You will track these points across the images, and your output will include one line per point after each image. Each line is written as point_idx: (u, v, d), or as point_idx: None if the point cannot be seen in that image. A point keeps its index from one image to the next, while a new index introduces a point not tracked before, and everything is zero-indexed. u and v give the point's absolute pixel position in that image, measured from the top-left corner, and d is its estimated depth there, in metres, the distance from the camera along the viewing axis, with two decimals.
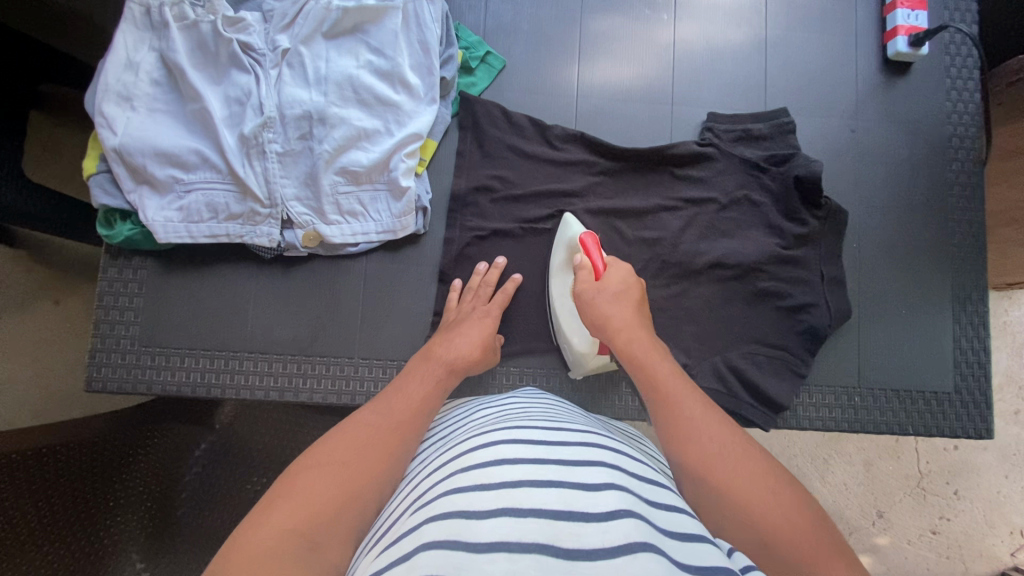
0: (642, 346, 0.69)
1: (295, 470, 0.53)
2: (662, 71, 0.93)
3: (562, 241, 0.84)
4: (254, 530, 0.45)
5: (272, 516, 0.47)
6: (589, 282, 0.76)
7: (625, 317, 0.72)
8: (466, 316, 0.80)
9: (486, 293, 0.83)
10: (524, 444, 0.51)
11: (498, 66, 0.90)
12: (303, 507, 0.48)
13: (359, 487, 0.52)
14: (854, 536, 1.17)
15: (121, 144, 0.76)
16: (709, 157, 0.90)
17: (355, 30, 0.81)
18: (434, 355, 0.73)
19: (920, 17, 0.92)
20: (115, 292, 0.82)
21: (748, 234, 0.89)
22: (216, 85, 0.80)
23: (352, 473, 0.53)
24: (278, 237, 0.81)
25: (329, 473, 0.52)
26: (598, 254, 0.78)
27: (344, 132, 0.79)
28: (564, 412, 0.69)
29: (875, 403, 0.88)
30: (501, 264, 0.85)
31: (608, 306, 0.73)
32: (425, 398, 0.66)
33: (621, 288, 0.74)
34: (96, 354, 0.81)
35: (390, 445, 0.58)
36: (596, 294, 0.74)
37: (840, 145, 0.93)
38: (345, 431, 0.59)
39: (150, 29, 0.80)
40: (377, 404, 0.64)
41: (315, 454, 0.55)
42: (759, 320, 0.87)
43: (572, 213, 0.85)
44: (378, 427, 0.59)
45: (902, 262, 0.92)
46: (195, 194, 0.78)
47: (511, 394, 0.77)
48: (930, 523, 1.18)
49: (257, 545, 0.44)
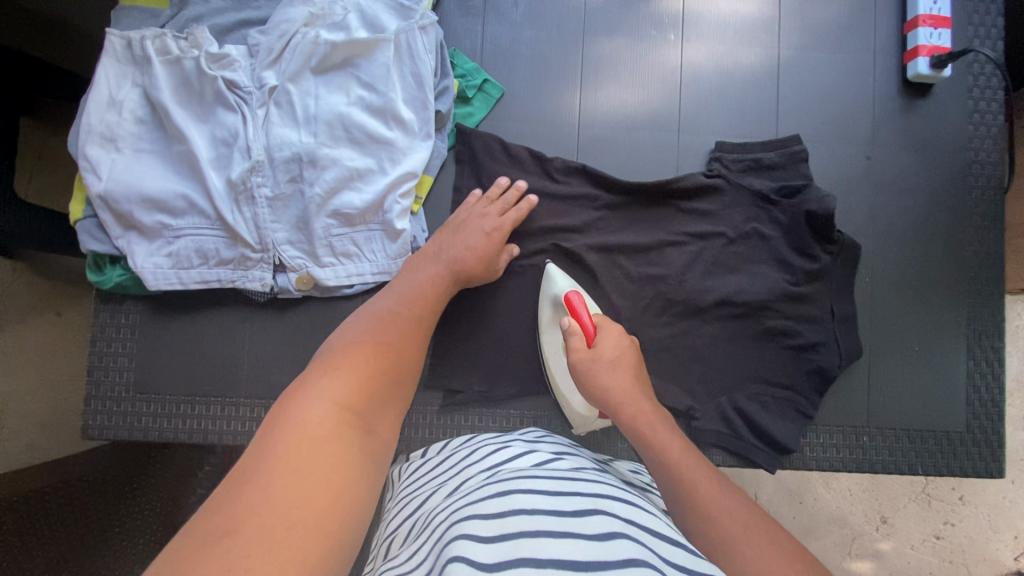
0: (645, 419, 0.68)
1: (324, 362, 0.59)
2: (669, 96, 0.88)
3: (547, 295, 0.82)
4: (304, 403, 0.52)
5: (319, 391, 0.54)
6: (583, 349, 0.74)
7: (624, 384, 0.71)
8: (471, 220, 0.79)
9: (500, 206, 0.81)
10: (543, 494, 0.54)
11: (496, 95, 0.86)
12: (346, 384, 0.56)
13: (388, 380, 0.61)
14: (858, 541, 1.16)
15: (107, 190, 0.74)
16: (717, 189, 0.86)
17: (344, 63, 0.77)
18: (434, 255, 0.76)
19: (943, 36, 0.87)
20: (108, 337, 0.81)
21: (755, 270, 0.86)
22: (201, 123, 0.77)
23: (381, 362, 0.62)
24: (270, 282, 0.78)
25: (361, 364, 0.59)
26: (586, 314, 0.76)
27: (335, 174, 0.76)
28: (571, 459, 0.72)
29: (885, 443, 0.86)
30: (522, 187, 0.82)
31: (606, 375, 0.71)
32: (435, 304, 0.74)
33: (616, 354, 0.73)
34: (91, 402, 0.80)
35: (410, 342, 0.67)
36: (592, 363, 0.72)
37: (855, 174, 0.88)
38: (366, 330, 0.65)
39: (132, 63, 0.77)
40: (392, 297, 0.71)
41: (341, 350, 0.61)
42: (767, 359, 0.85)
43: (552, 264, 0.83)
44: (396, 329, 0.67)
45: (918, 295, 0.88)
46: (184, 240, 0.76)
47: (515, 435, 0.79)
48: (934, 528, 1.17)
49: (312, 415, 0.51)
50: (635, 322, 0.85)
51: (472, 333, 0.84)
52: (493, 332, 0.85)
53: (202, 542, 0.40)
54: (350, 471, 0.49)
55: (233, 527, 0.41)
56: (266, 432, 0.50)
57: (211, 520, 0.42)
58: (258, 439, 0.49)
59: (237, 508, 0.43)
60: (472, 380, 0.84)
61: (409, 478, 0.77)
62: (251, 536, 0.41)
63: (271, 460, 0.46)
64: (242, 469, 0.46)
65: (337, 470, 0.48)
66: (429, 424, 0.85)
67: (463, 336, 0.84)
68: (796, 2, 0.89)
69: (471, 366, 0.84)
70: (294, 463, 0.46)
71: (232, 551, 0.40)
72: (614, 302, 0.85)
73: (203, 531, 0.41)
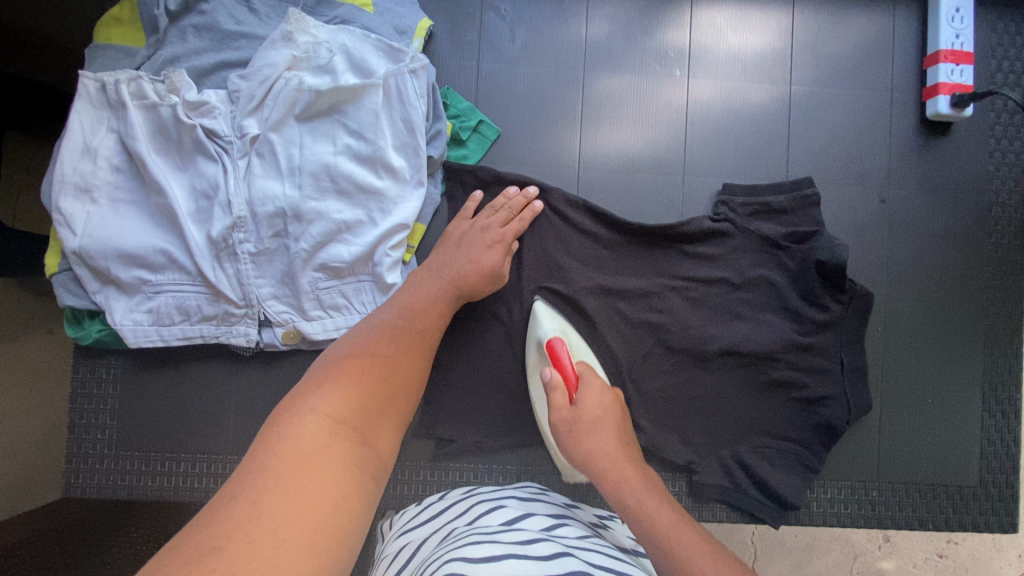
0: (629, 483, 0.63)
1: (321, 371, 0.55)
2: (673, 135, 0.84)
3: (532, 341, 0.78)
4: (298, 417, 0.49)
5: (315, 402, 0.51)
6: (565, 407, 0.68)
7: (608, 451, 0.65)
8: (471, 232, 0.75)
9: (503, 216, 0.77)
10: (535, 559, 0.52)
11: (492, 136, 0.82)
12: (344, 395, 0.53)
13: (389, 390, 0.58)
14: (859, 561, 1.00)
15: (82, 245, 0.70)
16: (723, 234, 0.82)
17: (330, 110, 0.73)
18: (438, 270, 0.71)
19: (965, 72, 0.82)
20: (88, 393, 0.78)
21: (763, 318, 0.81)
22: (181, 173, 0.73)
23: (380, 369, 0.58)
24: (255, 337, 0.75)
25: (360, 373, 0.56)
26: (567, 361, 0.72)
27: (321, 228, 0.72)
28: (563, 515, 0.69)
29: (895, 498, 0.83)
30: (529, 193, 0.79)
31: (588, 439, 0.66)
32: (441, 322, 0.69)
33: (599, 413, 0.68)
34: (72, 461, 0.78)
35: (411, 350, 0.64)
36: (573, 425, 0.67)
37: (868, 218, 0.84)
38: (368, 337, 0.61)
39: (107, 107, 0.73)
40: (389, 306, 0.67)
41: (338, 358, 0.57)
42: (775, 411, 0.81)
43: (541, 301, 0.79)
44: (396, 338, 0.63)
45: (933, 344, 0.84)
46: (165, 295, 0.73)
47: (507, 488, 0.75)
48: (937, 546, 1.01)
49: (306, 431, 0.48)
50: (635, 372, 0.80)
51: (465, 385, 0.81)
52: (487, 384, 0.81)
53: (189, 557, 0.38)
54: (345, 489, 0.46)
55: (219, 545, 0.39)
56: (259, 448, 0.47)
57: (193, 543, 0.39)
58: (251, 455, 0.46)
59: (225, 523, 0.41)
60: (466, 433, 0.80)
61: (400, 530, 0.73)
62: (236, 556, 0.38)
63: (263, 475, 0.44)
64: (232, 481, 0.44)
65: (331, 488, 0.45)
66: (423, 479, 0.82)
67: (456, 388, 0.81)
68: (808, 36, 0.85)
69: (465, 420, 0.81)
70: (287, 479, 0.44)
71: (218, 568, 0.38)
72: (615, 351, 0.80)
73: (186, 550, 0.39)
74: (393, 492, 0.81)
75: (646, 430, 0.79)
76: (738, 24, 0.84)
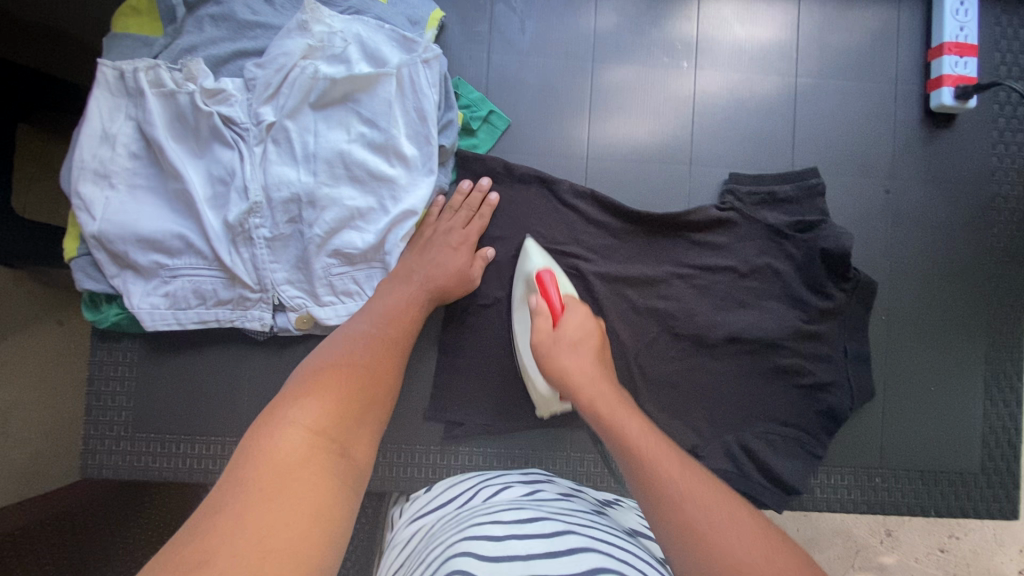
0: (603, 400, 0.62)
1: (298, 385, 0.57)
2: (680, 126, 0.85)
3: (521, 274, 0.78)
4: (276, 432, 0.50)
5: (294, 417, 0.52)
6: (547, 329, 0.69)
7: (584, 368, 0.65)
8: (435, 234, 0.77)
9: (464, 215, 0.79)
10: (540, 539, 0.53)
11: (502, 126, 0.83)
12: (322, 412, 0.54)
13: (364, 400, 0.59)
14: (860, 555, 1.01)
15: (101, 230, 0.72)
16: (729, 223, 0.83)
17: (345, 98, 0.75)
18: (408, 277, 0.73)
19: (969, 64, 0.84)
20: (105, 375, 0.80)
21: (768, 306, 0.82)
22: (198, 159, 0.75)
23: (355, 381, 0.59)
24: (269, 321, 0.76)
25: (335, 386, 0.57)
26: (555, 293, 0.71)
27: (335, 214, 0.73)
28: (565, 496, 0.70)
29: (897, 485, 0.84)
30: (484, 184, 0.80)
31: (564, 357, 0.66)
32: (411, 330, 0.71)
33: (578, 336, 0.68)
34: (88, 442, 0.80)
35: (384, 363, 0.65)
36: (551, 344, 0.67)
37: (873, 209, 0.85)
38: (343, 351, 0.62)
39: (126, 94, 0.74)
40: (364, 318, 0.68)
41: (316, 372, 0.58)
42: (778, 397, 0.82)
43: (532, 239, 0.80)
44: (369, 351, 0.64)
45: (936, 333, 0.85)
46: (181, 280, 0.74)
47: (513, 473, 0.76)
48: (939, 540, 1.02)
49: (287, 446, 0.49)
50: (642, 357, 0.81)
51: (474, 370, 0.82)
52: (496, 368, 0.82)
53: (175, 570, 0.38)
54: (328, 496, 0.47)
55: (207, 555, 0.39)
56: (237, 464, 0.47)
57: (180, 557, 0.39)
58: (229, 473, 0.47)
59: (210, 535, 0.41)
60: (474, 417, 0.82)
61: (409, 517, 0.74)
62: (224, 566, 0.38)
63: (247, 489, 0.44)
64: (215, 497, 0.44)
65: (316, 497, 0.46)
66: (432, 462, 0.83)
67: (466, 373, 0.82)
68: (814, 29, 0.86)
69: (474, 404, 0.82)
70: (271, 491, 0.44)
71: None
72: (621, 336, 0.81)
73: (175, 564, 0.39)
74: (402, 476, 0.83)
75: (652, 415, 0.81)
76: (745, 17, 0.86)
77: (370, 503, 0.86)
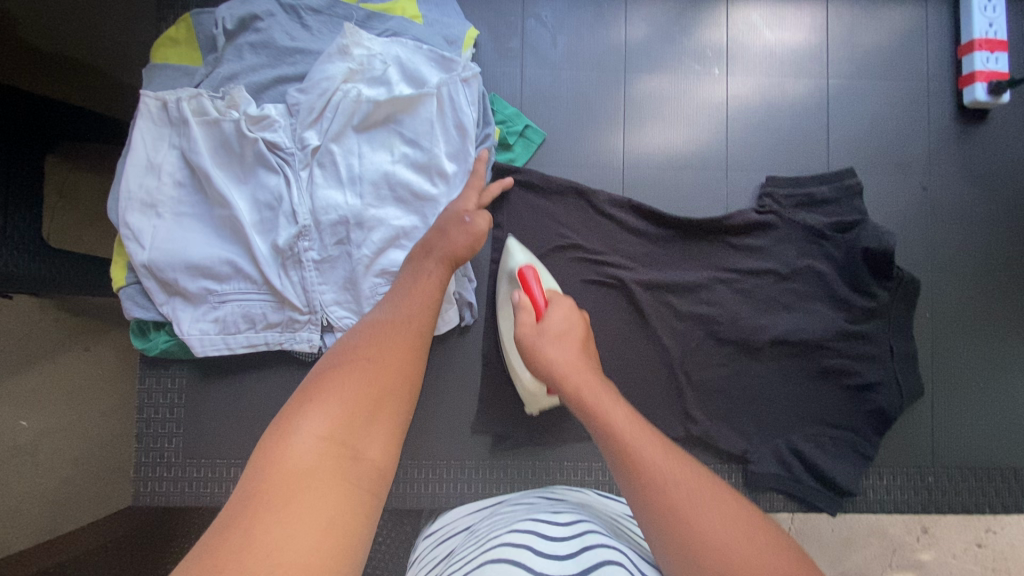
0: (590, 388, 0.57)
1: (311, 380, 0.49)
2: (714, 132, 0.86)
3: (505, 272, 0.79)
4: (283, 440, 0.43)
5: (303, 420, 0.45)
6: (531, 324, 0.65)
7: (569, 358, 0.60)
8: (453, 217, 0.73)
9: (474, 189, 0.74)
10: (553, 541, 0.52)
11: (537, 140, 0.84)
12: (337, 407, 0.46)
13: (386, 388, 0.49)
14: (897, 552, 0.99)
15: (150, 259, 0.72)
16: (769, 225, 0.83)
17: (387, 120, 0.76)
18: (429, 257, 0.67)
19: (1000, 60, 0.84)
20: (155, 403, 0.81)
21: (811, 307, 0.82)
22: (242, 185, 0.76)
23: (377, 366, 0.51)
24: (318, 342, 0.76)
25: (351, 376, 0.49)
26: (537, 289, 0.70)
27: (382, 234, 0.74)
28: (586, 504, 0.67)
29: (950, 483, 0.83)
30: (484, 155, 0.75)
31: (552, 350, 0.62)
32: (433, 306, 0.62)
33: (564, 328, 0.65)
34: (140, 470, 0.80)
35: (408, 340, 0.55)
36: (537, 338, 0.63)
37: (910, 206, 0.85)
38: (359, 335, 0.54)
39: (169, 124, 0.75)
40: (382, 303, 0.60)
41: (327, 364, 0.50)
42: (825, 400, 0.81)
43: (513, 238, 0.80)
44: (387, 331, 0.55)
45: (979, 327, 0.85)
46: (230, 305, 0.75)
47: (547, 490, 0.72)
48: (976, 535, 1.00)
49: (295, 457, 0.42)
50: (686, 364, 0.81)
51: None
52: None
53: None
54: (340, 510, 0.41)
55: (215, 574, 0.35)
56: (246, 480, 0.42)
57: None
58: (238, 488, 0.41)
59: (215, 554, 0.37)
60: (519, 427, 0.82)
61: (430, 537, 0.72)
62: None
63: (250, 508, 0.39)
64: (227, 511, 0.40)
65: (328, 514, 0.40)
66: (480, 476, 0.83)
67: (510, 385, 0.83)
68: (843, 30, 0.86)
69: (519, 415, 0.82)
70: (274, 510, 0.39)
71: None
72: (664, 342, 0.81)
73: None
74: (450, 491, 0.82)
75: (698, 420, 0.80)
76: (773, 22, 0.86)
77: (409, 520, 0.85)
